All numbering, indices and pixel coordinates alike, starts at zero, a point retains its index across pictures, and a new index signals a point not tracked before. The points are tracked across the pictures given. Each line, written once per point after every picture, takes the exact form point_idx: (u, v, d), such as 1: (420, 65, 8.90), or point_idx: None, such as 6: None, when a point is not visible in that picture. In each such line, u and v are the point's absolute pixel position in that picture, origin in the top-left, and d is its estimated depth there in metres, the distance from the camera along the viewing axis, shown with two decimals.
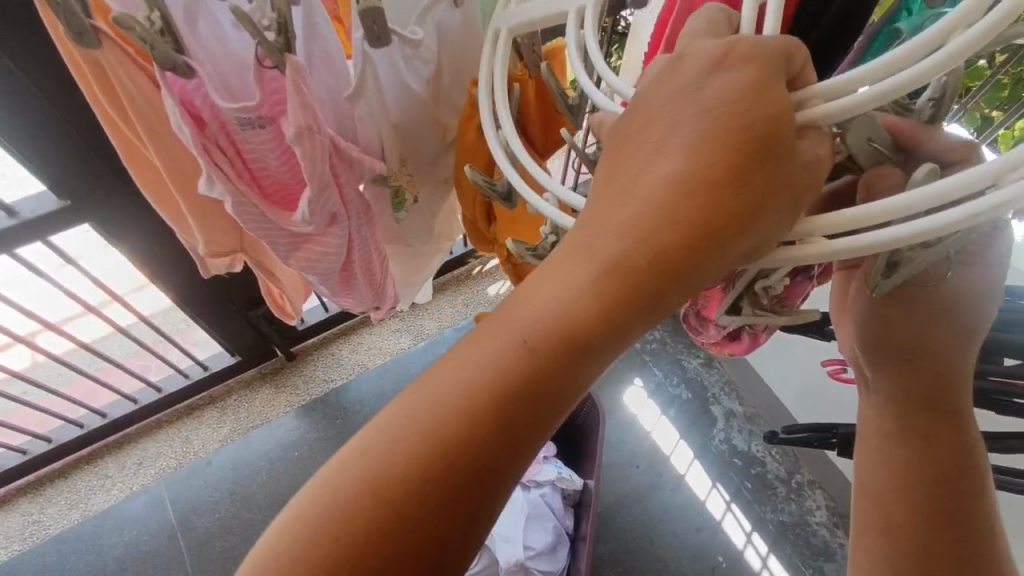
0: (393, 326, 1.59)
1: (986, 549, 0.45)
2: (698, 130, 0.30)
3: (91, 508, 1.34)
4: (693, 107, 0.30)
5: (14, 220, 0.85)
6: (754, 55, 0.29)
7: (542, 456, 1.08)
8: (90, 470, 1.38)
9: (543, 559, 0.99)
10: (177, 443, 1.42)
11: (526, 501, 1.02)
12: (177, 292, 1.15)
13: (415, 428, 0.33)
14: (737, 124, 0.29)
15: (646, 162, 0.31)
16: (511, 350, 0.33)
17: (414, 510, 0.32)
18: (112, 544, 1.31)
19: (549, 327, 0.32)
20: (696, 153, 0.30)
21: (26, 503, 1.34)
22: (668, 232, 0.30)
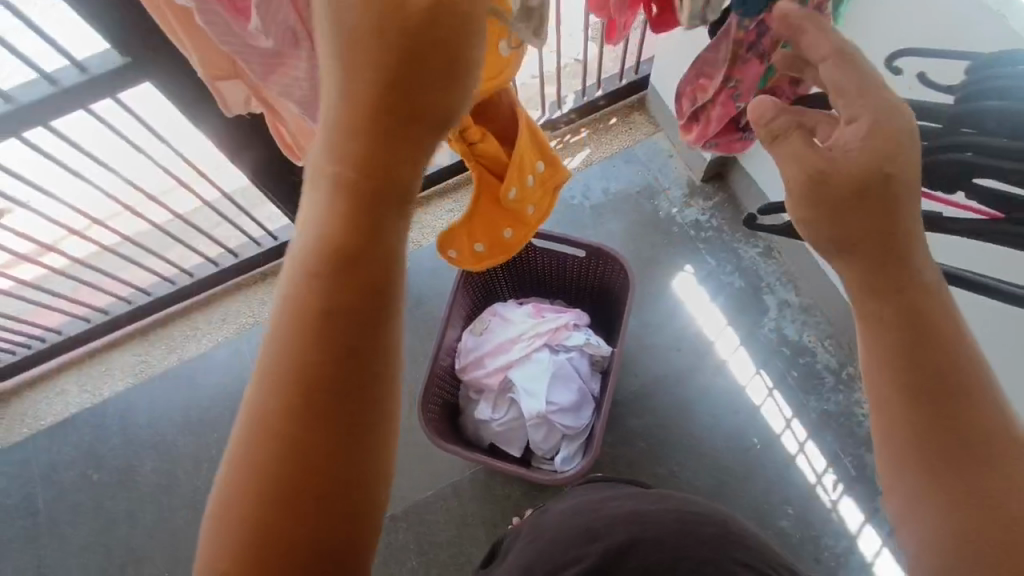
0: (447, 206, 1.63)
1: (986, 398, 0.44)
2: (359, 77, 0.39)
3: (187, 353, 1.55)
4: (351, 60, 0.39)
5: (85, 76, 0.93)
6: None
7: (572, 323, 1.11)
8: (184, 322, 1.58)
9: (564, 414, 1.06)
10: (255, 304, 1.58)
11: (554, 362, 1.07)
12: (239, 160, 1.23)
13: (294, 288, 0.41)
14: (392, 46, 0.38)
15: (339, 99, 0.39)
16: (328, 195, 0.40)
17: (299, 450, 0.40)
18: (204, 385, 1.51)
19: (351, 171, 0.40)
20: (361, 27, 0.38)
21: (137, 345, 1.57)
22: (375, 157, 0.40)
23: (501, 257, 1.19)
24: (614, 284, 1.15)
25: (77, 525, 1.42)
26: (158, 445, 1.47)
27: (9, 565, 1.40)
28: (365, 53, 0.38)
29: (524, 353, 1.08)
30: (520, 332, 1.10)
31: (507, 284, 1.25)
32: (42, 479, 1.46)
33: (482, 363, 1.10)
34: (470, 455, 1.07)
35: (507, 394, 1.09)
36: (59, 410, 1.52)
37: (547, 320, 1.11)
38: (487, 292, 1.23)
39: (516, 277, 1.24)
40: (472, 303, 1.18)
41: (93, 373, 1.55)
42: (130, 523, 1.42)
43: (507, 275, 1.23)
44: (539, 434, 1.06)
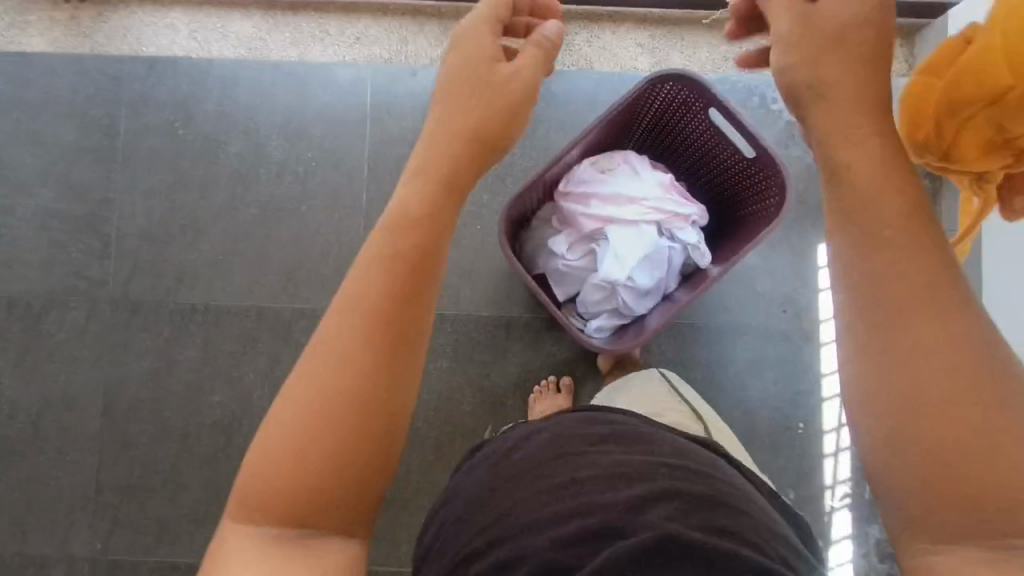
0: (638, 39, 1.37)
1: (955, 304, 0.45)
2: (446, 127, 0.61)
3: (307, 57, 1.34)
4: (438, 124, 0.62)
5: None
6: (470, 70, 0.64)
7: (691, 219, 1.13)
8: (314, 19, 1.34)
9: (629, 292, 1.11)
10: (394, 36, 1.35)
11: (656, 242, 1.10)
12: None
13: (344, 337, 0.51)
14: (487, 118, 0.63)
15: (398, 211, 0.56)
16: (361, 274, 0.53)
17: (325, 463, 0.50)
18: (314, 97, 1.38)
19: (388, 263, 0.53)
20: (455, 101, 0.63)
21: (258, 18, 1.34)
22: (401, 242, 0.54)
23: (671, 103, 1.13)
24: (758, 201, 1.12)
25: (150, 168, 1.36)
26: (250, 132, 1.37)
27: (77, 172, 1.36)
28: (453, 134, 0.61)
29: (632, 218, 1.11)
30: (640, 193, 1.12)
31: (654, 136, 1.19)
32: (128, 107, 1.37)
33: (587, 199, 1.13)
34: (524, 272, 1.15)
35: (590, 240, 1.14)
36: (162, 46, 1.36)
37: (671, 202, 1.12)
38: (630, 132, 1.18)
39: (667, 136, 1.18)
40: (611, 134, 1.15)
41: (205, 23, 1.34)
42: (201, 193, 1.36)
43: (660, 129, 1.17)
44: (594, 294, 1.12)
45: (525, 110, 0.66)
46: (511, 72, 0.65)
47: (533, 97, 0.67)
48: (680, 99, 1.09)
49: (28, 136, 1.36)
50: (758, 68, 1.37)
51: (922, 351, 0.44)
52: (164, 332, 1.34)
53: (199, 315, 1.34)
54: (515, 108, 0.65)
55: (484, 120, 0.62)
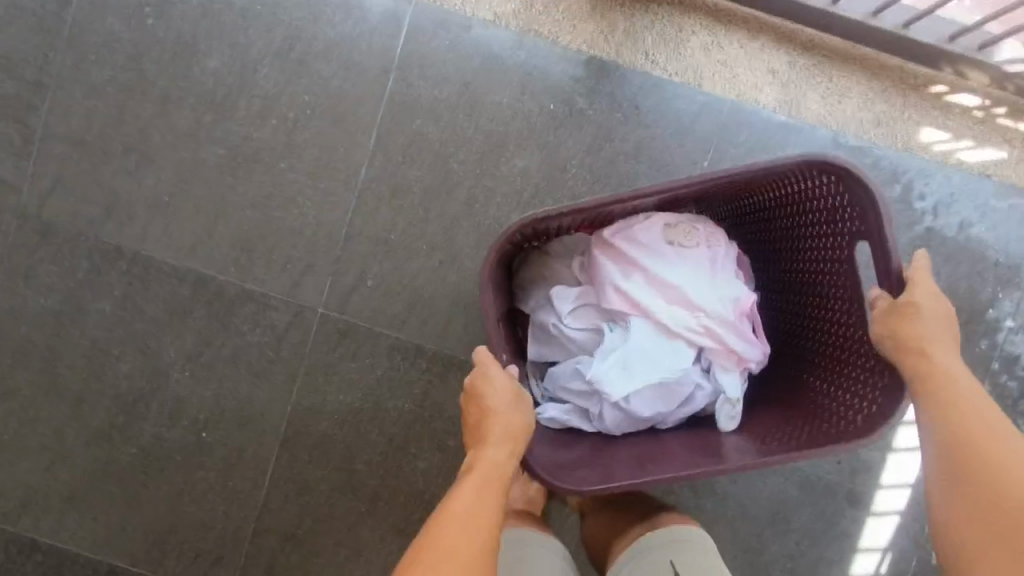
0: (770, 62, 1.01)
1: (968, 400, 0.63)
2: (494, 444, 0.69)
3: None
4: (489, 436, 0.69)
5: None
6: (504, 382, 0.72)
7: (745, 363, 0.82)
8: None
9: (617, 413, 0.82)
10: None
11: (683, 371, 0.81)
12: None
13: (465, 529, 0.61)
14: (515, 431, 0.70)
15: (478, 461, 0.68)
16: (464, 495, 0.65)
17: None
18: (328, 19, 1.03)
19: (489, 484, 0.66)
20: (484, 447, 0.69)
21: None
22: (486, 482, 0.66)
23: (809, 208, 0.79)
24: (835, 376, 0.80)
25: (101, 59, 1.04)
26: (237, 46, 1.04)
27: (10, 37, 1.04)
28: (487, 436, 0.70)
29: (674, 326, 0.81)
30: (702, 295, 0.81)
31: (763, 218, 0.86)
32: None
33: (633, 269, 0.81)
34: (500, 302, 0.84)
35: (609, 319, 0.84)
36: None
37: (738, 327, 0.81)
38: (732, 198, 0.85)
39: (778, 228, 0.85)
40: (705, 193, 0.82)
41: None
42: (159, 110, 1.05)
43: (777, 213, 0.84)
44: (576, 390, 0.83)
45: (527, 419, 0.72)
46: (517, 386, 0.73)
47: (527, 409, 0.72)
48: (826, 205, 0.76)
49: None
50: (918, 147, 1.00)
51: (967, 425, 0.62)
52: (77, 271, 1.06)
53: (124, 264, 1.06)
54: (523, 418, 0.71)
55: (513, 425, 0.70)
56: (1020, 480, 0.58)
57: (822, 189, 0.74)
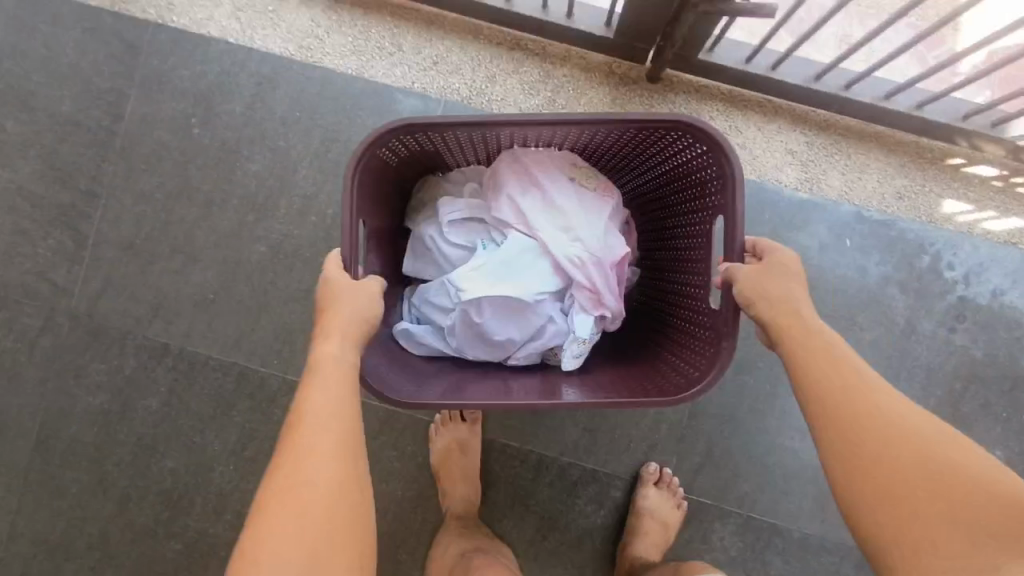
0: (790, 143, 1.04)
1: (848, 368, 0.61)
2: (344, 337, 0.66)
3: (369, 71, 1.09)
4: (342, 331, 0.67)
5: None
6: (341, 284, 0.70)
7: (599, 305, 0.87)
8: (389, 28, 1.10)
9: (466, 332, 0.88)
10: (479, 70, 1.09)
11: (537, 296, 0.87)
12: None
13: (323, 429, 0.60)
14: (364, 322, 0.69)
15: (325, 362, 0.64)
16: (313, 398, 0.62)
17: None
18: (364, 122, 1.08)
19: (338, 378, 0.63)
20: (331, 339, 0.66)
21: (321, 10, 1.10)
22: (342, 378, 0.64)
23: (689, 172, 0.82)
24: (677, 348, 0.84)
25: (151, 168, 1.10)
26: (277, 150, 1.09)
27: (67, 153, 1.11)
28: (338, 330, 0.67)
29: (530, 237, 0.87)
30: (566, 233, 0.87)
31: (661, 193, 0.91)
32: (142, 87, 1.11)
33: (501, 192, 0.88)
34: (382, 202, 0.90)
35: (485, 235, 0.91)
36: (199, 20, 1.11)
37: (600, 263, 0.86)
38: (627, 154, 0.89)
39: (667, 201, 0.90)
40: (593, 141, 0.87)
41: (257, 4, 1.10)
42: (204, 212, 1.10)
43: (666, 187, 0.89)
44: (437, 301, 0.89)
45: (377, 309, 0.71)
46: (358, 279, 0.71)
47: (372, 297, 0.71)
48: (699, 168, 0.79)
49: (17, 96, 1.12)
50: (941, 219, 1.02)
51: (844, 395, 0.59)
52: (125, 369, 1.10)
53: (170, 360, 1.09)
54: (370, 300, 0.70)
55: (361, 318, 0.69)
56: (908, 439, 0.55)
57: (697, 154, 0.78)
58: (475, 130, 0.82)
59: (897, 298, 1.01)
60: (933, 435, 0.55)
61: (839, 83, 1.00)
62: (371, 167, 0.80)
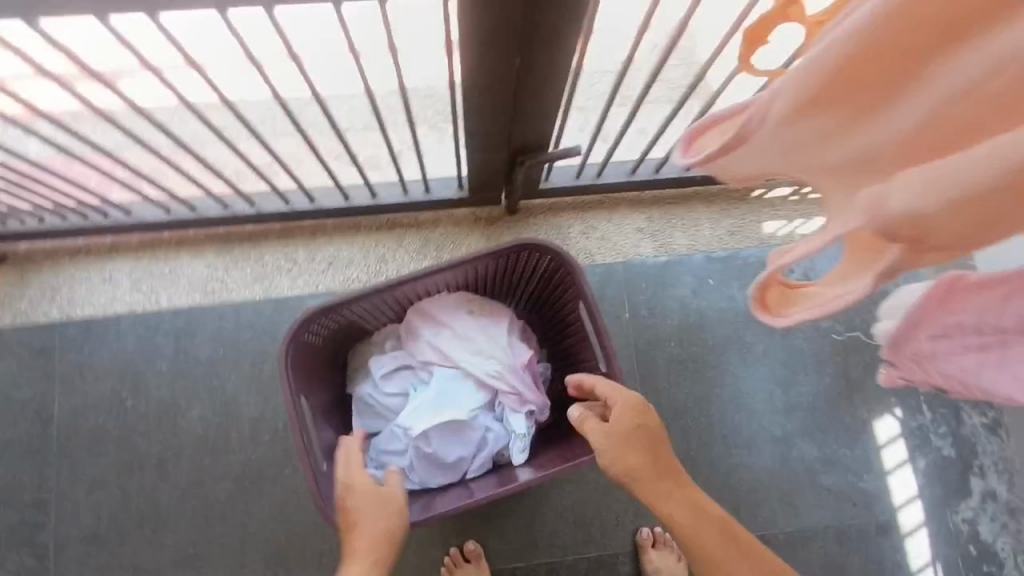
0: (637, 224, 1.27)
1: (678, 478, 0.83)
2: (374, 536, 0.76)
3: (274, 291, 1.21)
4: (370, 527, 0.76)
5: None
6: (362, 478, 0.78)
7: (530, 403, 0.91)
8: (278, 248, 1.23)
9: (422, 462, 0.89)
10: (370, 256, 1.25)
11: (473, 410, 0.89)
12: (467, 108, 0.86)
13: None
14: (395, 520, 0.78)
15: (363, 559, 0.75)
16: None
17: None
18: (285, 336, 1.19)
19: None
20: (363, 538, 0.76)
21: (212, 255, 1.22)
22: (376, 572, 0.76)
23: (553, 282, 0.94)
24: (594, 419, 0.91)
25: (94, 454, 1.13)
26: (213, 391, 1.16)
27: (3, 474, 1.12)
28: (371, 532, 0.76)
29: (451, 362, 0.91)
30: (479, 353, 0.91)
31: (539, 307, 1.02)
32: (64, 383, 1.15)
33: (416, 336, 0.92)
34: (322, 375, 0.93)
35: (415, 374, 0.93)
36: (103, 304, 1.19)
37: (519, 364, 0.91)
38: (502, 287, 1.00)
39: (546, 310, 1.01)
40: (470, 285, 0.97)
41: (153, 272, 1.21)
42: (160, 474, 1.13)
43: (541, 300, 1.00)
44: (387, 446, 0.90)
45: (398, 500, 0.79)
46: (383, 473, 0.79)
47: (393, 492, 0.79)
48: (559, 275, 0.92)
49: None
50: (769, 238, 1.27)
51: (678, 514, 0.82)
52: None
53: None
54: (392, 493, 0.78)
55: (393, 514, 0.78)
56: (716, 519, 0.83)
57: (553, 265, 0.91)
58: (377, 297, 0.88)
59: None
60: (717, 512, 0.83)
61: (649, 169, 1.21)
62: (301, 352, 0.84)
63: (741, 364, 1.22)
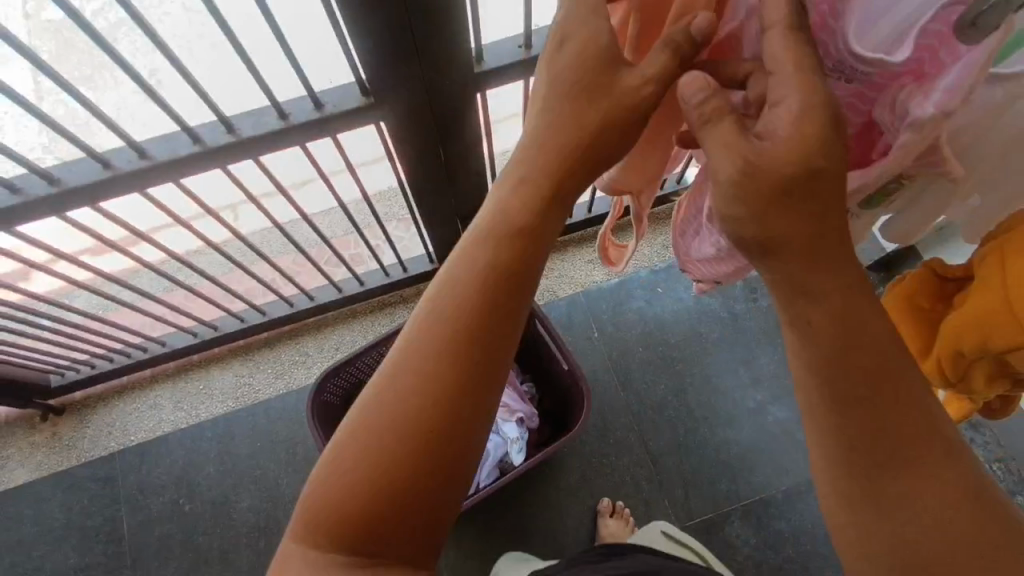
0: (587, 257, 1.48)
1: (906, 384, 0.41)
2: (482, 291, 0.47)
3: (295, 382, 1.41)
4: (471, 296, 0.47)
5: (284, 124, 0.78)
6: (494, 257, 0.48)
7: (517, 412, 1.07)
8: (292, 347, 1.44)
9: None
10: (369, 335, 1.45)
11: None
12: (416, 195, 1.09)
13: (404, 416, 0.45)
14: (495, 300, 0.47)
15: (459, 294, 0.47)
16: (411, 371, 0.46)
17: (390, 482, 0.45)
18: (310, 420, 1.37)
19: (439, 388, 0.46)
20: (453, 320, 0.47)
21: (238, 364, 1.43)
22: (453, 388, 0.46)
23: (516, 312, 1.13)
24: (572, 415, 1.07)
25: (165, 558, 1.29)
26: (257, 480, 1.33)
27: None
28: (489, 279, 0.47)
29: None
30: None
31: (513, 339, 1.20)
32: (129, 502, 1.33)
33: None
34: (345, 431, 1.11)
35: None
36: (152, 427, 1.38)
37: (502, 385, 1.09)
38: None
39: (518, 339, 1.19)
40: None
41: (191, 390, 1.41)
42: (224, 563, 1.28)
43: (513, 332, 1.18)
44: None
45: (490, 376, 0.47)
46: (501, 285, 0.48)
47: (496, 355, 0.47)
48: None
49: None
50: None
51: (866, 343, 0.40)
52: None
53: None
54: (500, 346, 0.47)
55: (493, 297, 0.47)
56: (920, 406, 0.41)
57: None
58: (376, 351, 1.08)
59: (714, 302, 1.43)
60: (929, 409, 0.41)
61: (582, 212, 1.43)
62: (322, 407, 1.03)
63: (703, 351, 1.39)
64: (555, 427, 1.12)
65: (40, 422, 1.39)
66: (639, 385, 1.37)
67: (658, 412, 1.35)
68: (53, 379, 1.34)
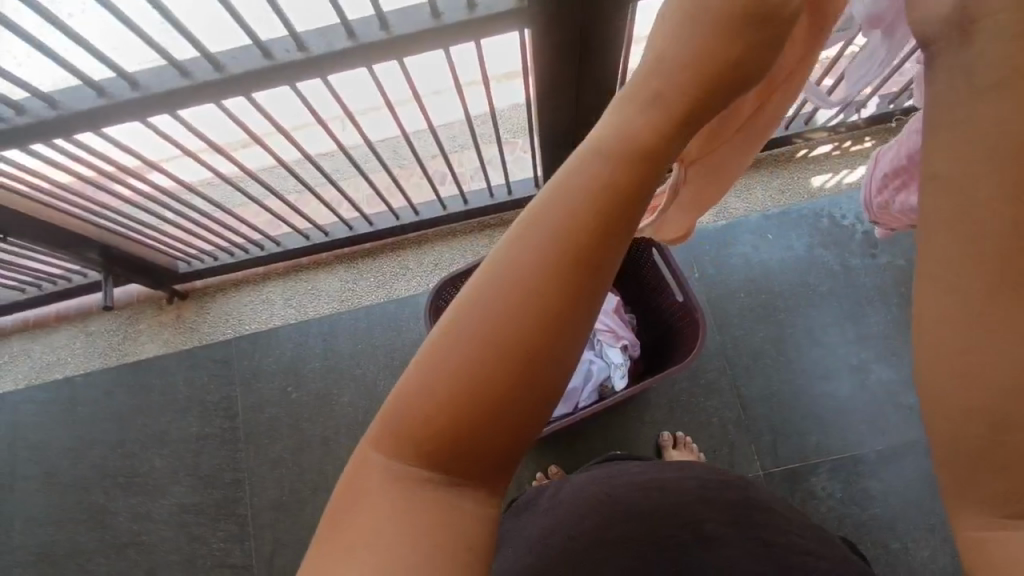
0: None
1: None
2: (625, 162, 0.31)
3: (396, 291, 1.47)
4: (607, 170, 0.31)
5: (436, 23, 0.77)
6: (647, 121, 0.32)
7: (621, 340, 1.09)
8: (394, 259, 1.49)
9: None
10: (468, 254, 1.48)
11: None
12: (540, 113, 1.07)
13: (500, 324, 0.31)
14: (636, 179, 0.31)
15: (600, 156, 0.32)
16: (522, 262, 0.31)
17: (466, 416, 0.31)
18: (408, 328, 1.43)
19: (547, 289, 0.31)
20: (580, 198, 0.31)
21: (344, 269, 1.50)
22: (566, 294, 0.31)
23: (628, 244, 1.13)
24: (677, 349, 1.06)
25: (273, 437, 1.41)
26: (357, 377, 1.42)
27: (206, 462, 1.41)
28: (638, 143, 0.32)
29: None
30: None
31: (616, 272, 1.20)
32: (243, 384, 1.45)
33: None
34: None
35: None
36: (264, 319, 1.49)
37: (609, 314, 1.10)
38: None
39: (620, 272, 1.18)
40: None
41: (299, 289, 1.50)
42: (324, 448, 1.39)
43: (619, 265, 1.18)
44: None
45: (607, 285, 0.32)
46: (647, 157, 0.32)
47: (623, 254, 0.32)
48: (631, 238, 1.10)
49: (156, 439, 1.44)
50: (817, 190, 1.41)
51: None
52: None
53: None
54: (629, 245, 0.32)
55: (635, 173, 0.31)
56: None
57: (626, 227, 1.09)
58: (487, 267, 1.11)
59: (827, 253, 1.36)
60: None
61: None
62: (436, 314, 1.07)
63: (809, 303, 1.34)
64: (654, 360, 1.14)
65: (167, 304, 1.53)
66: (737, 330, 1.34)
67: (753, 359, 1.32)
68: (180, 266, 1.45)
